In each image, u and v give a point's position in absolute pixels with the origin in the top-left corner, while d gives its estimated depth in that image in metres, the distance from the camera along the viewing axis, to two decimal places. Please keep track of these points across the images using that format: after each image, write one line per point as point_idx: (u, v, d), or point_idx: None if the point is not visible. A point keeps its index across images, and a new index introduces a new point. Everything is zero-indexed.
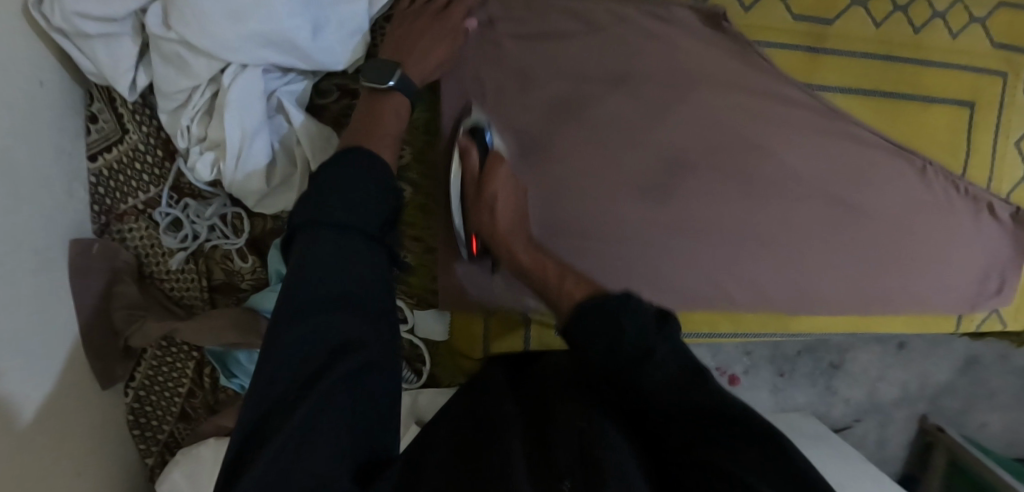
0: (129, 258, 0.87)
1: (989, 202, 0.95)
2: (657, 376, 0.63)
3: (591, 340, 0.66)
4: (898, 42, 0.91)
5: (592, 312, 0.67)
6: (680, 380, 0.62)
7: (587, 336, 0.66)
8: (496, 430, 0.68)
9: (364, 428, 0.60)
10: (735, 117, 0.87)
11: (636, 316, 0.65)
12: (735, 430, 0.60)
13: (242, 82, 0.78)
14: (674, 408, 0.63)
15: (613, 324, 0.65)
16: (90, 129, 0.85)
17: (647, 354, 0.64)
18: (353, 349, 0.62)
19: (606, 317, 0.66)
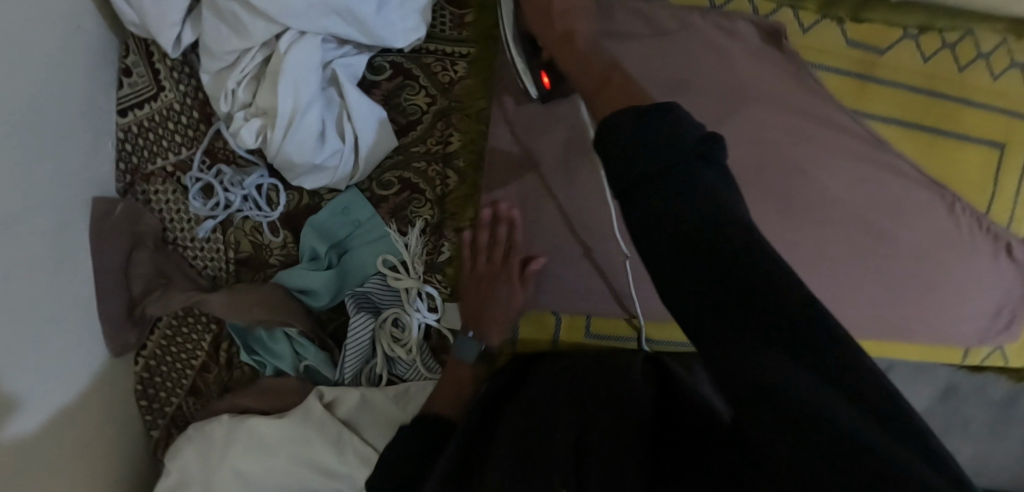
0: (152, 222, 0.83)
1: (1008, 242, 0.97)
2: (684, 241, 0.44)
3: (624, 143, 0.49)
4: (944, 78, 0.93)
5: (627, 112, 0.51)
6: (743, 262, 0.41)
7: (620, 136, 0.49)
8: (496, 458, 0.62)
9: None
10: (782, 137, 0.88)
11: (677, 117, 0.49)
12: (779, 337, 0.39)
13: (300, 51, 0.75)
14: (713, 294, 0.42)
15: (653, 124, 0.49)
16: (123, 83, 0.81)
17: (696, 157, 0.47)
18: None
19: (649, 117, 0.49)
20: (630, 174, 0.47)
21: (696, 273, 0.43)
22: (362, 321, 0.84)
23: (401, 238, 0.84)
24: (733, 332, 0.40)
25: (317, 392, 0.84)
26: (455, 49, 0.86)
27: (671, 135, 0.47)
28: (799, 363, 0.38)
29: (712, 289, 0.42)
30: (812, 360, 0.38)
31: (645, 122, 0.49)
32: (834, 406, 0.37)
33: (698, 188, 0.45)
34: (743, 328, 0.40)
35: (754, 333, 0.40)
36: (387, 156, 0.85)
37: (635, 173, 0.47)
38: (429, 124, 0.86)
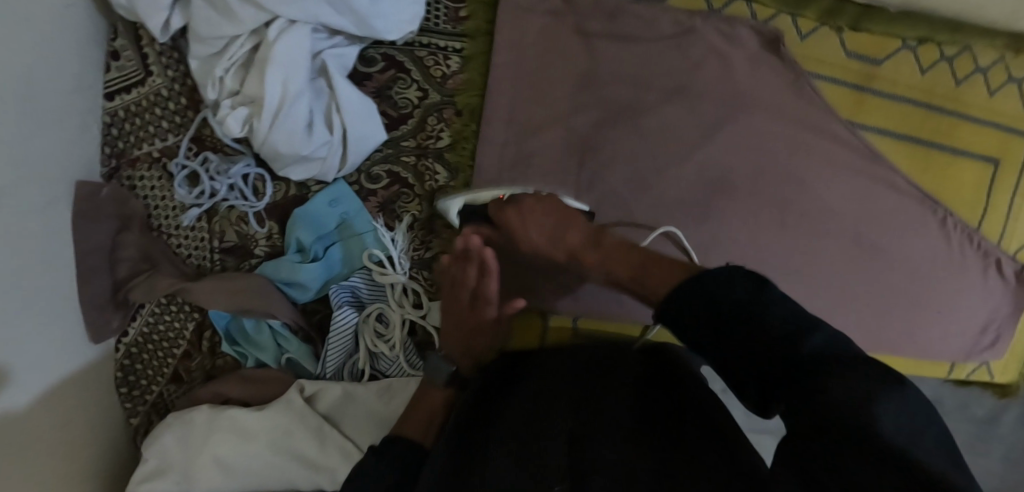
0: (138, 208, 0.82)
1: (997, 258, 0.97)
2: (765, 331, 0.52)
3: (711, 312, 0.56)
4: (940, 91, 0.93)
5: (690, 282, 0.59)
6: (806, 343, 0.50)
7: (698, 305, 0.57)
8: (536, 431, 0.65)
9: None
10: (779, 145, 0.87)
11: (740, 280, 0.56)
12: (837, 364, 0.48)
13: (289, 40, 0.74)
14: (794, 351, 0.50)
15: (718, 287, 0.57)
16: (110, 66, 0.80)
17: (777, 313, 0.53)
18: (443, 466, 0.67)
19: (716, 281, 0.57)
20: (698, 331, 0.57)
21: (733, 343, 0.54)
22: (346, 315, 0.83)
23: (388, 233, 0.84)
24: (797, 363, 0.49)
25: (298, 385, 0.83)
26: (449, 43, 0.84)
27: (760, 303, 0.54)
28: (842, 376, 0.46)
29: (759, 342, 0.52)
30: (857, 375, 0.46)
31: (723, 289, 0.56)
32: (875, 408, 0.43)
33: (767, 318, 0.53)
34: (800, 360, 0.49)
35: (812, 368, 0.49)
36: (377, 149, 0.84)
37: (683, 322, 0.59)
38: (419, 119, 0.84)
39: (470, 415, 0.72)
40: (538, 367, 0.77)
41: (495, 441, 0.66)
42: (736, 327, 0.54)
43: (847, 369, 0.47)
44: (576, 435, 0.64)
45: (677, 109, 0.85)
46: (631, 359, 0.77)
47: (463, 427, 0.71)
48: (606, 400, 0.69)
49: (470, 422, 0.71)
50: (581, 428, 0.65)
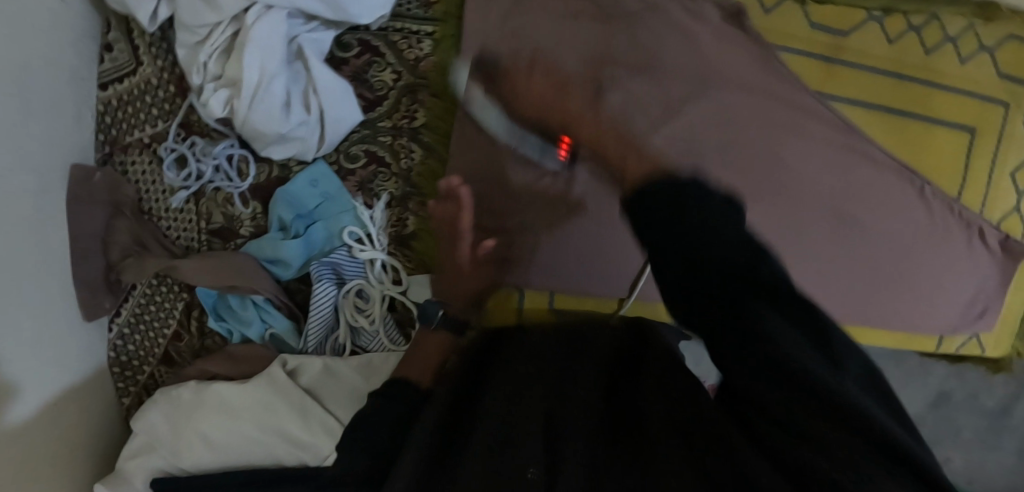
0: (130, 193, 0.86)
1: (980, 227, 0.98)
2: (692, 241, 0.47)
3: (666, 233, 0.48)
4: (911, 62, 0.93)
5: (654, 196, 0.51)
6: (733, 249, 0.46)
7: (656, 217, 0.50)
8: (522, 395, 0.67)
9: (440, 443, 0.64)
10: (745, 119, 0.90)
11: (708, 191, 0.50)
12: (772, 296, 0.44)
13: (265, 23, 0.77)
14: (711, 277, 0.46)
15: (688, 200, 0.49)
16: (104, 58, 0.85)
17: (720, 241, 0.47)
18: (440, 420, 0.66)
19: (666, 191, 0.50)
20: (656, 231, 0.50)
21: (685, 254, 0.47)
22: (325, 289, 0.86)
23: (366, 212, 0.87)
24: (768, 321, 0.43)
25: (280, 360, 0.86)
26: (420, 28, 0.86)
27: (709, 228, 0.47)
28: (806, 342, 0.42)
29: (723, 285, 0.45)
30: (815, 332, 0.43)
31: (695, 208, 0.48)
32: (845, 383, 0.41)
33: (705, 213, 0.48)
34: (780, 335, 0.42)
35: (764, 305, 0.43)
36: (354, 130, 0.86)
37: (649, 225, 0.50)
38: (394, 100, 0.86)
39: (443, 416, 0.67)
40: (509, 354, 0.75)
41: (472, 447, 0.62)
42: (688, 262, 0.47)
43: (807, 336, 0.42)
44: (550, 433, 0.63)
45: (643, 85, 0.87)
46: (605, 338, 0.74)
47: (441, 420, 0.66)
48: (579, 390, 0.67)
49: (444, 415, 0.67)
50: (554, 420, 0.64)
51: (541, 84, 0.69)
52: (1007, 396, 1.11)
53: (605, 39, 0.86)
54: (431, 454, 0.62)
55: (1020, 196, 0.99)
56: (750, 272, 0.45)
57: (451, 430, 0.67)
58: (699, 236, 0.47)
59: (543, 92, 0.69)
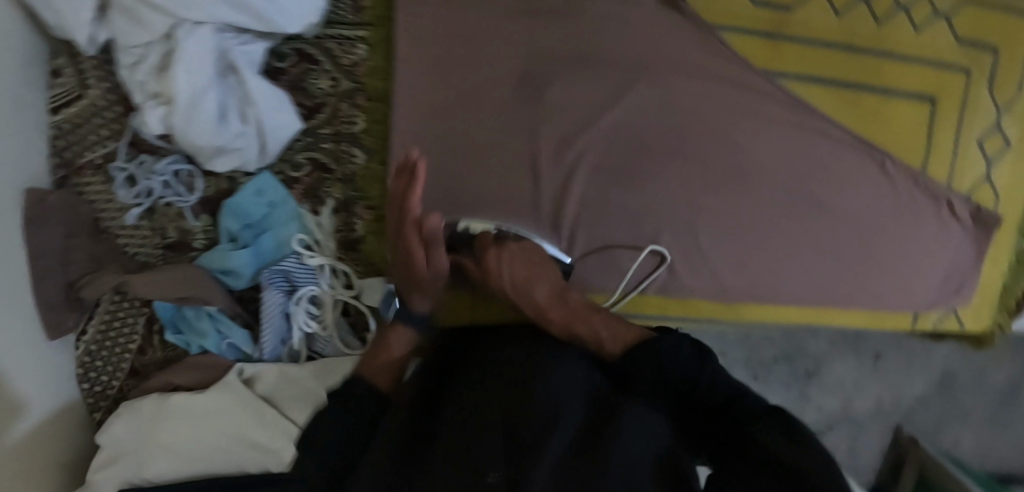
0: (86, 212, 0.88)
1: (949, 200, 0.94)
2: (677, 380, 0.61)
3: (662, 381, 0.62)
4: (861, 33, 0.90)
5: (647, 347, 0.63)
6: (714, 381, 0.60)
7: (648, 374, 0.62)
8: (489, 380, 0.63)
9: (404, 441, 0.60)
10: (689, 102, 0.88)
11: (683, 346, 0.62)
12: (735, 412, 0.57)
13: (195, 40, 0.78)
14: (695, 393, 0.60)
15: (669, 362, 0.61)
16: (53, 84, 0.87)
17: (716, 385, 0.60)
18: (403, 421, 0.63)
19: (677, 356, 0.61)
20: (666, 396, 0.62)
21: (672, 388, 0.61)
22: (274, 298, 0.87)
23: (314, 218, 0.89)
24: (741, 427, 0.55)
25: (237, 369, 0.88)
26: (354, 33, 0.87)
27: (699, 366, 0.61)
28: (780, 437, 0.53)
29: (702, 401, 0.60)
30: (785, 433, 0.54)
31: (668, 360, 0.61)
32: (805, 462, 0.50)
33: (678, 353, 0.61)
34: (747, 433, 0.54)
35: (733, 422, 0.57)
36: (297, 139, 0.88)
37: (658, 394, 0.62)
38: (332, 107, 0.87)
39: (405, 424, 0.63)
40: (477, 356, 0.69)
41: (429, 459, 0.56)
42: (677, 392, 0.61)
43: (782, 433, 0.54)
44: (513, 428, 0.56)
45: (581, 78, 0.87)
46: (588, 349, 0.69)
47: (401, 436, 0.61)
48: (552, 384, 0.60)
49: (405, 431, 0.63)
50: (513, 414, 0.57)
51: (517, 270, 0.79)
52: (901, 347, 1.36)
53: (541, 32, 0.86)
54: (393, 456, 0.58)
55: (989, 165, 0.95)
56: (716, 403, 0.59)
57: (414, 434, 0.62)
58: (685, 382, 0.61)
59: (519, 281, 0.79)
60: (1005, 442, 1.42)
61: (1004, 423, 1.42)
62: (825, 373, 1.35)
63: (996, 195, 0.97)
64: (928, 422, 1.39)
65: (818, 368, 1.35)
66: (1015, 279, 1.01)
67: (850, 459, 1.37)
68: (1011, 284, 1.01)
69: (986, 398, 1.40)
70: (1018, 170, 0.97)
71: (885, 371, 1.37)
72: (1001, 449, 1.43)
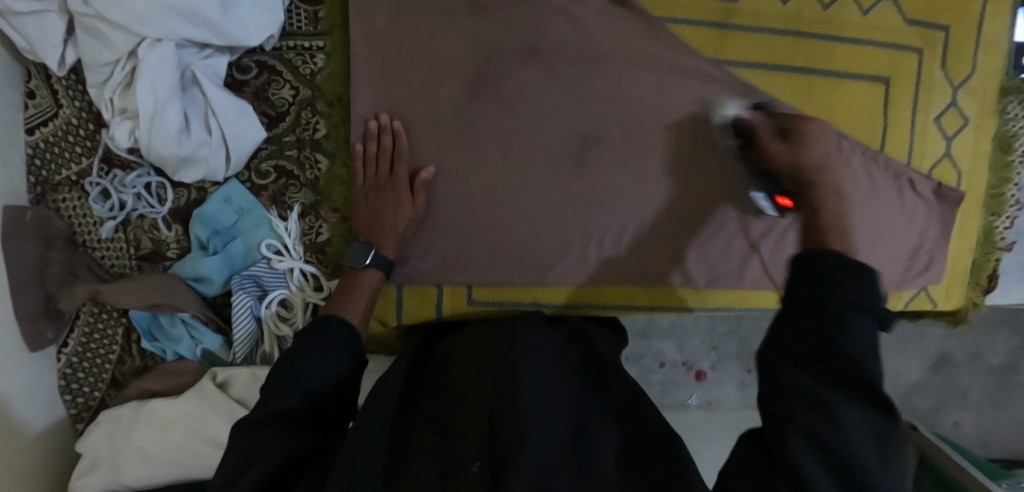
0: (62, 227, 0.91)
1: (909, 178, 0.95)
2: (823, 316, 0.57)
3: (799, 314, 0.59)
4: (808, 19, 0.92)
5: (812, 263, 0.60)
6: (844, 338, 0.56)
7: (803, 287, 0.60)
8: (479, 383, 0.69)
9: (391, 438, 0.66)
10: (644, 92, 0.90)
11: (843, 276, 0.58)
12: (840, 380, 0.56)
13: (156, 55, 0.81)
14: (800, 350, 0.57)
15: (822, 291, 0.58)
16: (28, 104, 0.90)
17: (845, 340, 0.56)
18: (397, 425, 0.69)
19: (826, 275, 0.59)
20: (797, 314, 0.59)
21: (805, 325, 0.58)
22: (243, 300, 0.89)
23: (281, 223, 0.91)
24: (782, 372, 0.58)
25: (210, 373, 0.89)
26: (312, 43, 0.90)
27: (829, 308, 0.57)
28: (853, 417, 0.54)
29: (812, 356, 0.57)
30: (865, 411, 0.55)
31: (819, 290, 0.58)
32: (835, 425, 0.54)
33: (838, 286, 0.58)
34: (787, 382, 0.57)
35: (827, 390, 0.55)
36: (261, 147, 0.90)
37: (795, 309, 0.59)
38: (295, 115, 0.90)
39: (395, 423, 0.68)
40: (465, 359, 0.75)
41: (419, 453, 0.63)
42: (805, 337, 0.57)
43: (851, 396, 0.55)
44: (496, 428, 0.61)
45: (534, 76, 0.89)
46: (568, 353, 0.78)
47: (393, 424, 0.69)
48: (528, 392, 0.65)
49: (396, 426, 0.68)
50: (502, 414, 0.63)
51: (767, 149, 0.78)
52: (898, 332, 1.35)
53: (493, 32, 0.88)
54: (385, 451, 0.63)
55: (949, 142, 0.96)
56: (816, 363, 0.56)
57: (401, 433, 0.67)
58: (824, 316, 0.57)
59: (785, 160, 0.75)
60: (1007, 423, 1.41)
61: (1005, 404, 1.40)
62: None
63: (958, 172, 0.97)
64: (928, 406, 1.39)
65: None
66: (984, 255, 1.01)
67: None
68: (980, 260, 1.01)
69: (984, 380, 1.39)
70: (980, 145, 0.98)
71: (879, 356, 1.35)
72: (1003, 430, 1.41)
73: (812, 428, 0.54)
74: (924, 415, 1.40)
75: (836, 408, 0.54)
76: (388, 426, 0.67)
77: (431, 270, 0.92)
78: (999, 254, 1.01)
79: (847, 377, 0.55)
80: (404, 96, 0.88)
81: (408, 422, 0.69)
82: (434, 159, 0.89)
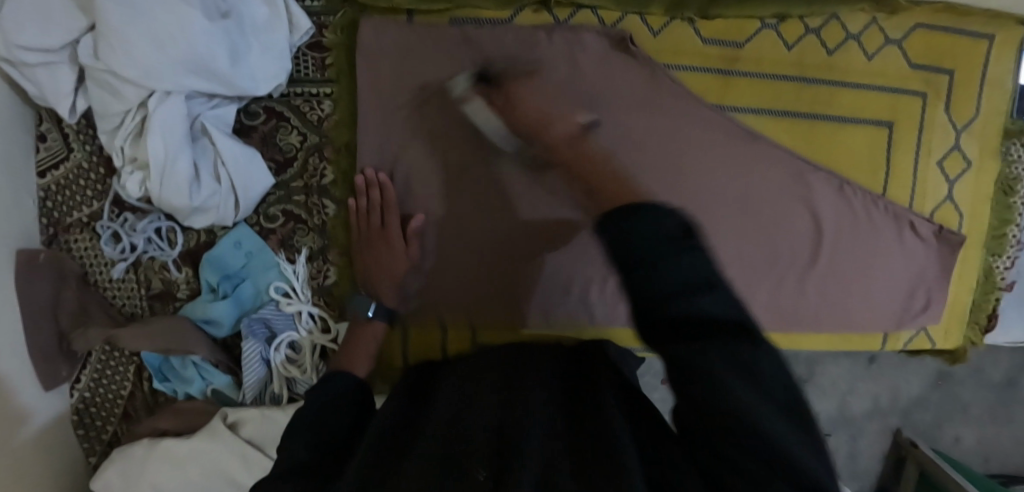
0: (74, 267, 0.93)
1: (911, 221, 0.96)
2: (659, 289, 0.49)
3: (637, 287, 0.50)
4: (812, 65, 0.92)
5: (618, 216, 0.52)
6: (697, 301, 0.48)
7: (620, 250, 0.51)
8: (472, 388, 0.63)
9: (386, 440, 0.60)
10: (648, 138, 0.91)
11: (663, 228, 0.51)
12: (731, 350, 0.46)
13: (167, 107, 0.82)
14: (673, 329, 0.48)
15: (636, 247, 0.50)
16: (39, 148, 0.91)
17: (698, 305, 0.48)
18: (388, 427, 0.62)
19: (636, 233, 0.51)
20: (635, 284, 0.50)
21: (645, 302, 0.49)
22: (254, 346, 0.90)
23: (290, 266, 0.93)
24: (685, 347, 0.47)
25: (221, 414, 0.91)
26: (320, 90, 0.91)
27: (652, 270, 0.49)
28: (758, 396, 0.45)
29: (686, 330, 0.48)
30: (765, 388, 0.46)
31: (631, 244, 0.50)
32: (757, 404, 0.45)
33: (638, 248, 0.50)
34: (695, 358, 0.47)
35: (728, 367, 0.46)
36: (269, 192, 0.92)
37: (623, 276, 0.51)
38: (302, 161, 0.92)
39: (387, 425, 0.62)
40: (464, 368, 0.70)
41: (412, 449, 0.56)
42: (645, 306, 0.49)
43: (734, 363, 0.46)
44: (502, 436, 0.54)
45: None
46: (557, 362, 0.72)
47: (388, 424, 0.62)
48: (528, 398, 0.59)
49: (389, 426, 0.62)
50: (510, 422, 0.56)
51: (527, 113, 0.80)
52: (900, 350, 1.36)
53: (499, 77, 0.89)
54: (380, 456, 0.57)
55: (951, 185, 0.97)
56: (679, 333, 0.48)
57: (397, 433, 0.61)
58: (651, 281, 0.49)
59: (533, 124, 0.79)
60: (1005, 437, 1.43)
61: (1004, 420, 1.42)
62: (820, 378, 1.35)
63: (959, 213, 0.98)
64: (929, 422, 1.41)
65: (811, 374, 1.36)
66: (984, 295, 1.01)
67: (849, 462, 1.40)
68: (980, 300, 1.01)
69: (984, 395, 1.41)
70: (981, 187, 0.98)
71: (879, 373, 1.36)
72: (1000, 444, 1.44)
73: (734, 400, 0.45)
74: (924, 431, 1.41)
75: (730, 388, 0.45)
76: (385, 431, 0.61)
77: (437, 311, 0.94)
78: (1000, 293, 1.01)
79: (723, 342, 0.47)
80: (407, 142, 0.90)
81: (398, 420, 0.64)
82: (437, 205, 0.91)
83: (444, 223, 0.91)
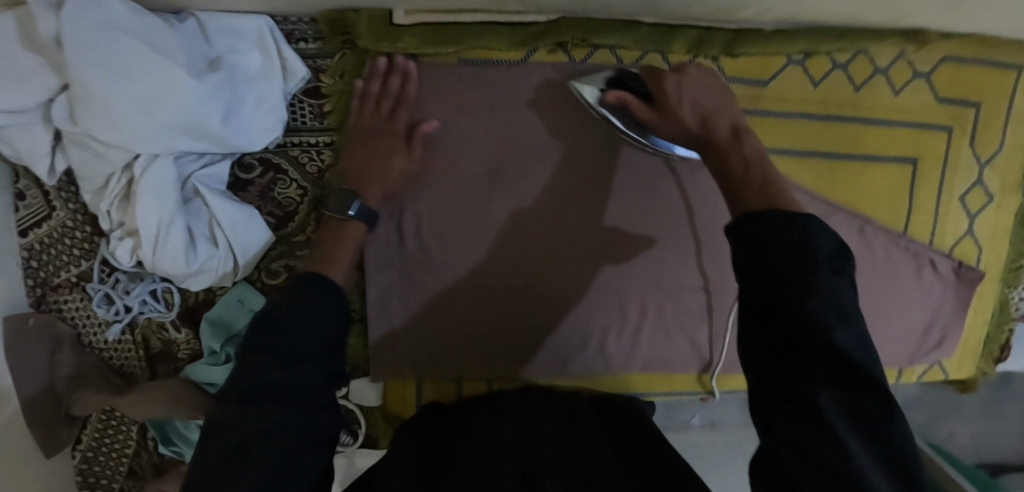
0: (67, 330, 0.88)
1: (930, 258, 0.94)
2: (795, 288, 0.50)
3: (775, 280, 0.51)
4: (838, 102, 0.88)
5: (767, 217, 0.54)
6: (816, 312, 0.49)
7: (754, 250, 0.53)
8: (505, 423, 0.65)
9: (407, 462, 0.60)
10: (667, 183, 0.88)
11: (820, 241, 0.52)
12: (846, 384, 0.49)
13: (155, 172, 0.77)
14: (791, 341, 0.50)
15: (794, 244, 0.52)
16: (18, 206, 0.85)
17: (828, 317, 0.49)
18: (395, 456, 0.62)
19: (780, 227, 0.53)
20: (763, 275, 0.52)
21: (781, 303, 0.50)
22: None
23: None
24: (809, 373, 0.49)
25: None
26: (319, 139, 0.86)
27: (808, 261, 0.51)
28: (855, 436, 0.47)
29: (806, 334, 0.49)
30: (861, 429, 0.48)
31: (782, 238, 0.52)
32: (853, 446, 0.46)
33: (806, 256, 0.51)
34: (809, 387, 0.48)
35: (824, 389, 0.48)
36: (270, 248, 0.87)
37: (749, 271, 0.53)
38: (303, 214, 0.87)
39: (420, 452, 0.63)
40: (492, 401, 0.72)
41: (453, 467, 0.59)
42: (780, 302, 0.50)
43: (841, 391, 0.48)
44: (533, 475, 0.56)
45: (552, 169, 0.86)
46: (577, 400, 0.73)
47: (419, 451, 0.63)
48: (555, 442, 0.61)
49: (417, 452, 0.62)
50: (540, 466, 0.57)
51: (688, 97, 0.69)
52: None
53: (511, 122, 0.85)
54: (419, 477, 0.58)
55: (971, 220, 0.95)
56: (810, 340, 0.49)
57: (429, 459, 0.62)
58: (788, 276, 0.51)
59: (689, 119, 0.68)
60: None
61: None
62: None
63: (979, 248, 0.96)
64: None
65: None
66: (998, 326, 1.01)
67: None
68: (995, 332, 1.01)
69: None
70: (1001, 222, 0.96)
71: None
72: None
73: (835, 436, 0.46)
74: None
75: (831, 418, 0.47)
76: (421, 459, 0.61)
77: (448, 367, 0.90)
78: (1012, 325, 1.01)
79: (847, 366, 0.49)
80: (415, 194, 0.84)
81: (425, 447, 0.64)
82: (451, 259, 0.86)
83: (454, 276, 0.87)
